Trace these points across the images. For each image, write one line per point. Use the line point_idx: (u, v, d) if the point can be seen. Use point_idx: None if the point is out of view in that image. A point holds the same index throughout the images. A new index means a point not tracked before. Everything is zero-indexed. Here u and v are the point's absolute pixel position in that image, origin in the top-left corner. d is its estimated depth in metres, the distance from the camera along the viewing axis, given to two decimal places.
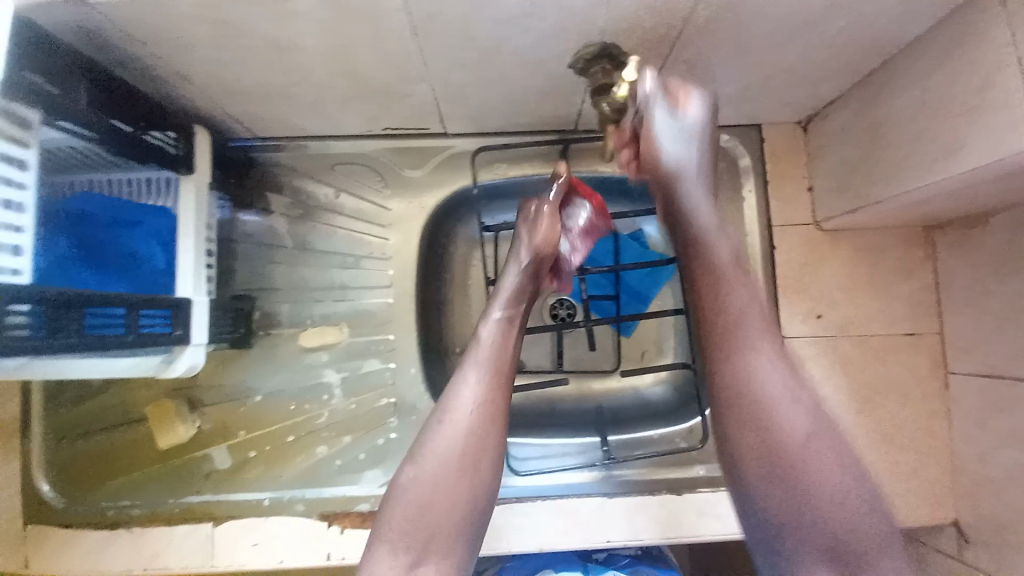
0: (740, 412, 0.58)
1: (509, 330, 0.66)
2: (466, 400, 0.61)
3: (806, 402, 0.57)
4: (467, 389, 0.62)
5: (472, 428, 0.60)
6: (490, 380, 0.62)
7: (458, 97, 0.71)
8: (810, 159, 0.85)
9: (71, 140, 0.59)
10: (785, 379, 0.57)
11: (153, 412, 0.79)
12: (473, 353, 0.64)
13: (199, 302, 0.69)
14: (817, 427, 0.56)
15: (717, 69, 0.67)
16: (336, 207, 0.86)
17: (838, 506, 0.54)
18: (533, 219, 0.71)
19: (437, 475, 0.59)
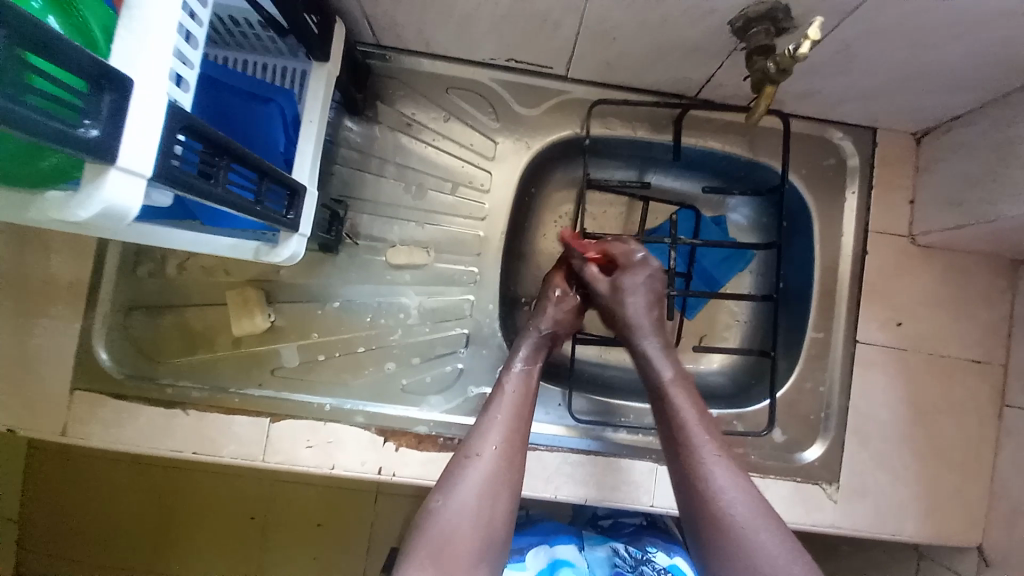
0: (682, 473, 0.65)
1: (530, 380, 0.73)
2: (492, 439, 0.66)
3: (745, 479, 0.63)
4: (490, 429, 0.67)
5: (495, 466, 0.65)
6: (514, 423, 0.68)
7: (601, 39, 0.71)
8: (917, 171, 0.85)
9: (244, 11, 0.65)
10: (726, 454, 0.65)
11: (234, 298, 0.78)
12: (499, 397, 0.70)
13: (311, 193, 0.68)
14: (761, 501, 0.62)
15: (868, 57, 0.66)
16: (441, 131, 0.85)
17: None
18: (542, 305, 0.79)
19: (460, 508, 0.61)
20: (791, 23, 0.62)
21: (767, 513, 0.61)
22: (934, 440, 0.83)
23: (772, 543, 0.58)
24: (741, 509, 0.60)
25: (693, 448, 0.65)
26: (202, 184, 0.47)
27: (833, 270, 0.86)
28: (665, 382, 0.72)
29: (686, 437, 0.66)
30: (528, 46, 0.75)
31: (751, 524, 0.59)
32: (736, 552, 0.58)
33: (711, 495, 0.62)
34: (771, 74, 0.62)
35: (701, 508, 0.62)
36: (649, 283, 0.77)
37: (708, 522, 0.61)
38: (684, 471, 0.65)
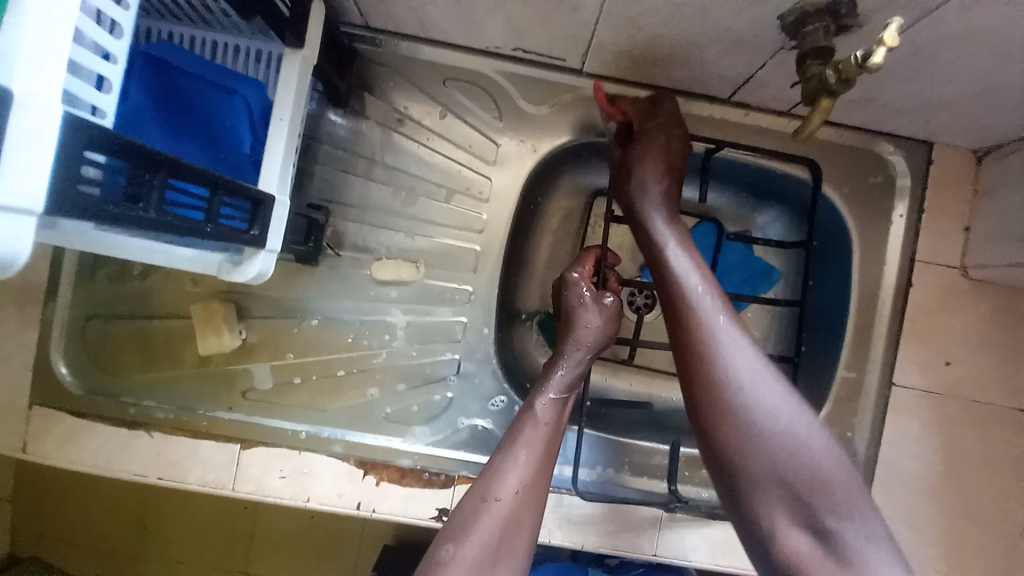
0: (681, 338, 0.61)
1: (557, 418, 0.64)
2: (512, 482, 0.58)
3: (749, 342, 0.59)
4: (514, 468, 0.59)
5: (517, 515, 0.57)
6: (539, 466, 0.60)
7: (628, 26, 0.60)
8: (976, 194, 0.75)
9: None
10: (729, 321, 0.60)
11: (199, 314, 0.70)
12: (529, 430, 0.62)
13: (281, 204, 0.59)
14: (763, 366, 0.58)
15: (944, 63, 0.55)
16: (436, 128, 0.75)
17: (823, 476, 0.52)
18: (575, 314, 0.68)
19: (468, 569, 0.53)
20: (854, 21, 0.51)
21: (776, 378, 0.57)
22: (969, 495, 0.75)
23: (782, 406, 0.55)
24: (743, 367, 0.57)
25: (695, 314, 0.60)
26: (122, 210, 0.38)
27: (872, 302, 0.77)
28: (664, 246, 0.66)
29: (686, 301, 0.61)
30: (540, 33, 0.64)
31: (749, 385, 0.56)
32: (740, 411, 0.56)
33: (712, 357, 0.58)
34: (829, 84, 0.51)
35: (701, 373, 0.58)
36: (661, 160, 0.68)
37: (710, 386, 0.57)
38: (684, 337, 0.60)
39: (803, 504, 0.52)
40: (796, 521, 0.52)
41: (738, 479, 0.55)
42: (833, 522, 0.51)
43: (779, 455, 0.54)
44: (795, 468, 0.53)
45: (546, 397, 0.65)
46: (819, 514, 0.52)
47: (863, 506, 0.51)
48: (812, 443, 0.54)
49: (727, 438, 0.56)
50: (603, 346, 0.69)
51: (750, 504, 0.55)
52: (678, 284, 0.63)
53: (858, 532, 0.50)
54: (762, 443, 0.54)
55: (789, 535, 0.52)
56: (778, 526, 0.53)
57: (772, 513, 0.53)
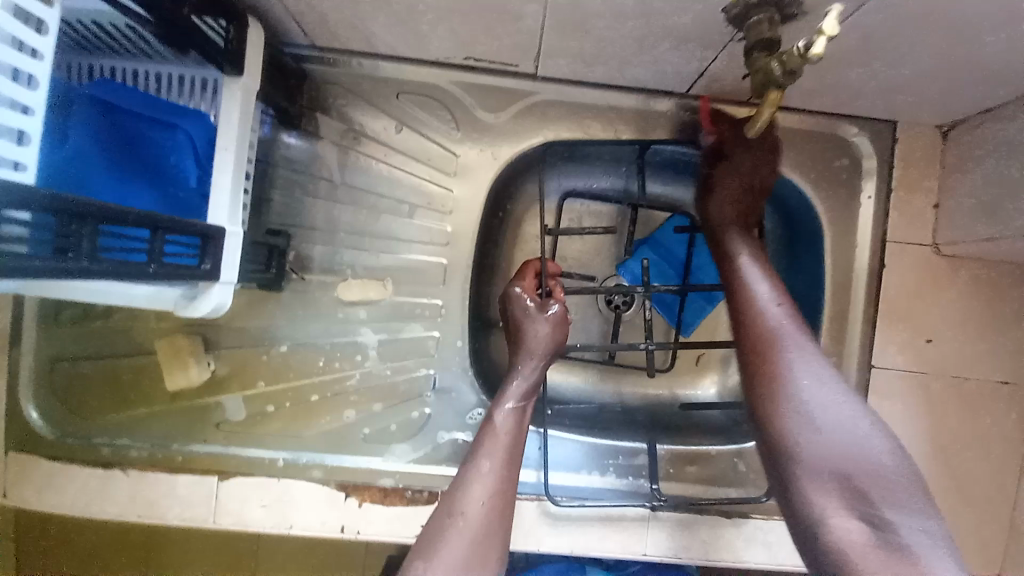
0: (755, 363, 0.61)
1: (515, 425, 0.65)
2: (478, 493, 0.59)
3: (822, 361, 0.59)
4: (480, 477, 0.60)
5: (485, 526, 0.58)
6: (502, 476, 0.61)
7: (578, 29, 0.58)
8: (944, 171, 0.73)
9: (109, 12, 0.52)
10: (808, 343, 0.60)
11: (164, 349, 0.70)
12: (489, 442, 0.63)
13: (233, 234, 0.58)
14: (836, 384, 0.57)
15: (897, 45, 0.54)
16: (394, 143, 0.73)
17: (883, 474, 0.52)
18: (523, 321, 0.70)
19: None
20: (798, 9, 0.50)
21: (840, 384, 0.58)
22: (955, 472, 0.75)
23: (848, 409, 0.56)
24: (815, 381, 0.57)
25: (765, 321, 0.62)
26: (56, 267, 0.39)
27: (846, 286, 0.76)
28: (740, 269, 0.67)
29: (754, 311, 0.63)
30: (487, 41, 0.63)
31: (827, 401, 0.56)
32: (801, 409, 0.56)
33: (792, 372, 0.59)
34: (774, 77, 0.49)
35: (766, 372, 0.60)
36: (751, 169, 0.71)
37: (774, 386, 0.59)
38: (761, 355, 0.61)
39: (862, 498, 0.52)
40: (849, 513, 0.52)
41: (797, 471, 0.55)
42: (887, 515, 0.50)
43: (838, 447, 0.54)
44: (854, 465, 0.53)
45: (505, 406, 0.66)
46: (874, 506, 0.51)
47: (921, 505, 0.51)
48: (872, 445, 0.54)
49: (785, 431, 0.57)
50: (553, 353, 0.70)
51: (801, 490, 0.55)
52: (753, 304, 0.64)
53: (911, 524, 0.50)
54: (820, 440, 0.55)
55: (840, 524, 0.52)
56: (828, 513, 0.53)
57: (824, 501, 0.53)
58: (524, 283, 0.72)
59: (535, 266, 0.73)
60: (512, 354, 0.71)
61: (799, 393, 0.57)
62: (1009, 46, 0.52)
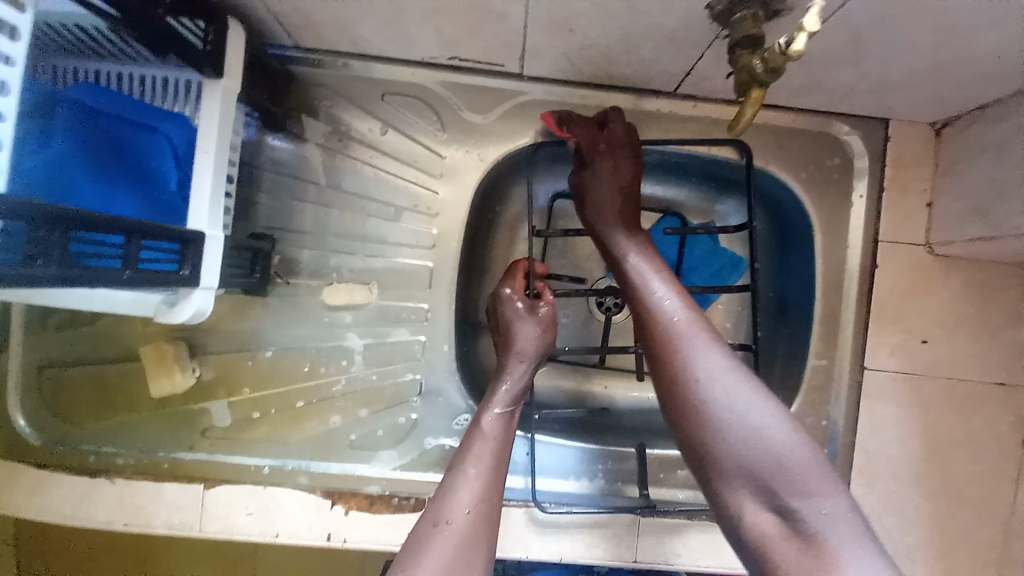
0: (655, 360, 0.59)
1: (502, 429, 0.64)
2: (466, 499, 0.57)
3: (720, 348, 0.57)
4: (467, 482, 0.58)
5: (473, 533, 0.55)
6: (491, 480, 0.59)
7: (561, 29, 0.57)
8: (938, 169, 0.72)
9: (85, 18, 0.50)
10: (701, 331, 0.58)
11: (149, 355, 0.69)
12: (478, 445, 0.62)
13: (214, 239, 0.58)
14: (730, 368, 0.55)
15: (885, 42, 0.53)
16: (380, 146, 0.73)
17: (787, 462, 0.50)
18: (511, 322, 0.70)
19: None
20: (784, 5, 0.48)
21: (737, 366, 0.55)
22: (952, 474, 0.74)
23: (742, 393, 0.53)
24: (709, 368, 0.55)
25: (658, 313, 0.60)
26: (25, 271, 0.39)
27: (838, 287, 0.75)
28: (637, 264, 0.65)
29: (650, 305, 0.61)
30: (471, 42, 0.62)
31: (719, 388, 0.54)
32: (699, 402, 0.54)
33: (684, 364, 0.56)
34: (757, 74, 0.48)
35: (665, 368, 0.57)
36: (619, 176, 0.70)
37: (673, 382, 0.56)
38: (658, 348, 0.59)
39: (770, 491, 0.49)
40: (766, 509, 0.50)
41: (710, 471, 0.53)
42: (798, 505, 0.48)
43: (741, 438, 0.51)
44: (756, 456, 0.50)
45: (491, 410, 0.65)
46: (782, 497, 0.49)
47: (824, 488, 0.48)
48: (770, 429, 0.51)
49: (689, 429, 0.54)
50: (541, 356, 0.70)
51: (717, 491, 0.52)
52: (649, 298, 0.62)
53: (822, 511, 0.47)
54: (719, 433, 0.52)
55: (760, 522, 0.49)
56: (748, 512, 0.50)
57: (740, 501, 0.51)
58: (511, 284, 0.71)
59: (523, 266, 0.72)
60: (500, 356, 0.70)
61: (695, 386, 0.55)
62: (1001, 42, 0.51)
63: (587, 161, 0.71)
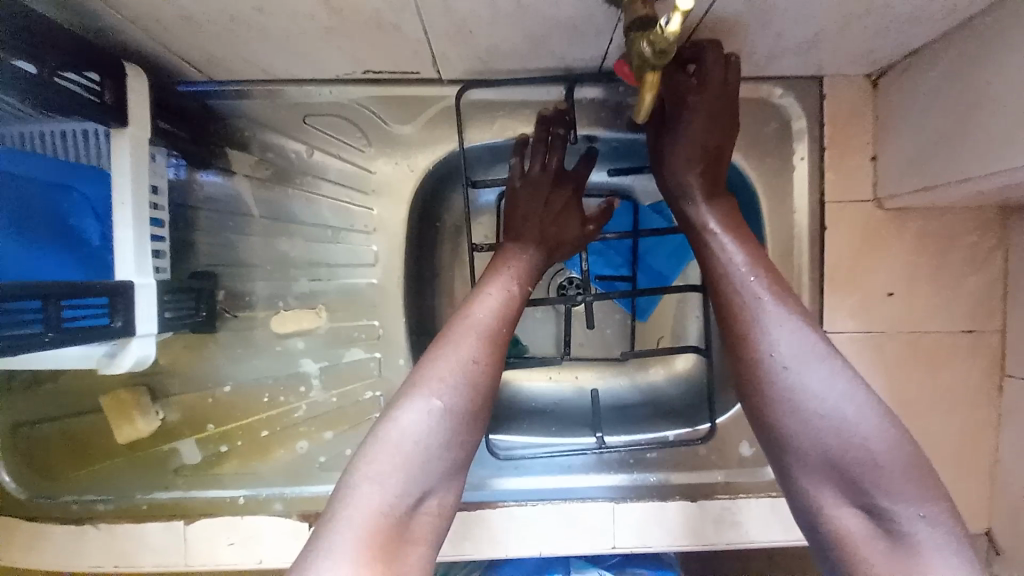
0: (734, 343, 0.59)
1: (440, 428, 0.52)
2: (420, 426, 0.51)
3: (804, 330, 0.57)
4: (430, 399, 0.52)
5: (434, 466, 0.51)
6: (461, 404, 0.53)
7: (460, 35, 0.56)
8: (878, 121, 0.70)
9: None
10: (784, 316, 0.58)
11: (109, 405, 0.71)
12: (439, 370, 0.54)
13: (145, 286, 0.59)
14: (821, 357, 0.55)
15: (791, 6, 0.51)
16: (310, 169, 0.73)
17: (884, 464, 0.51)
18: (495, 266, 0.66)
19: (368, 505, 0.47)
20: None
21: (828, 360, 0.55)
22: (926, 427, 0.73)
23: (841, 392, 0.53)
24: (792, 352, 0.56)
25: (743, 301, 0.60)
26: None
27: (788, 253, 0.74)
28: (707, 234, 0.65)
29: (733, 288, 0.61)
30: (376, 57, 0.61)
31: (807, 374, 0.55)
32: (790, 398, 0.55)
33: (765, 349, 0.57)
34: (648, 58, 0.47)
35: (748, 356, 0.58)
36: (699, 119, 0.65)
37: (760, 373, 0.57)
38: (734, 328, 0.59)
39: (856, 486, 0.52)
40: (847, 502, 0.52)
41: (790, 460, 0.55)
42: (886, 504, 0.50)
43: (833, 436, 0.52)
44: (847, 453, 0.52)
45: (427, 398, 0.52)
46: (871, 496, 0.51)
47: (919, 491, 0.50)
48: (875, 431, 0.52)
49: (774, 421, 0.55)
50: (494, 342, 0.57)
51: (798, 481, 0.54)
52: (724, 274, 0.62)
53: (912, 513, 0.49)
54: (810, 423, 0.53)
55: (841, 513, 0.52)
56: (827, 503, 0.53)
57: (821, 490, 0.53)
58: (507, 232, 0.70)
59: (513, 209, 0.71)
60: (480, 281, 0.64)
61: (788, 382, 0.55)
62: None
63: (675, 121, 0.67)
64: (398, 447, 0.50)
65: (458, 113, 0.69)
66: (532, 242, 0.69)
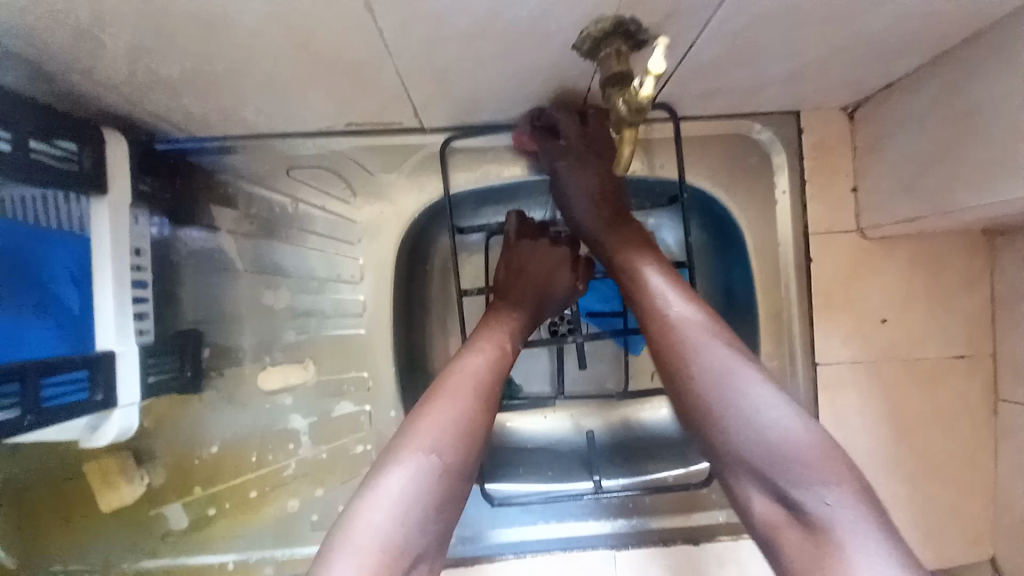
0: (652, 345, 0.59)
1: (435, 484, 0.51)
2: (402, 474, 0.50)
3: (713, 325, 0.57)
4: (414, 448, 0.52)
5: (423, 511, 0.49)
6: (449, 447, 0.53)
7: (442, 89, 0.56)
8: (857, 152, 0.71)
9: None
10: (693, 312, 0.58)
11: (93, 472, 0.69)
12: (422, 413, 0.54)
13: (126, 353, 0.59)
14: (731, 349, 0.55)
15: (764, 49, 0.52)
16: (295, 221, 0.73)
17: (792, 449, 0.49)
18: (487, 319, 0.65)
19: (359, 554, 0.46)
20: (647, 37, 0.47)
21: (736, 350, 0.55)
22: (924, 454, 0.72)
23: (743, 376, 0.53)
24: (699, 343, 0.55)
25: (652, 300, 0.60)
26: None
27: (776, 284, 0.74)
28: (624, 244, 0.66)
29: (647, 289, 0.61)
30: (358, 110, 0.61)
31: (713, 363, 0.54)
32: (700, 393, 0.54)
33: (675, 345, 0.57)
34: (625, 116, 0.48)
35: (663, 358, 0.58)
36: (605, 160, 0.67)
37: (676, 377, 0.56)
38: (650, 329, 0.60)
39: (771, 479, 0.49)
40: (769, 496, 0.50)
41: (718, 461, 0.54)
42: (797, 492, 0.48)
43: (750, 430, 0.51)
44: (763, 447, 0.50)
45: (422, 451, 0.51)
46: (785, 486, 0.49)
47: (826, 471, 0.48)
48: (784, 418, 0.50)
49: (696, 422, 0.55)
50: (489, 397, 0.57)
51: (730, 481, 0.53)
52: (640, 275, 0.62)
53: (825, 500, 0.46)
54: (722, 417, 0.52)
55: (766, 509, 0.50)
56: (756, 501, 0.51)
57: (747, 489, 0.51)
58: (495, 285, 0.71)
59: (501, 263, 0.71)
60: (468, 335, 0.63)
61: (700, 380, 0.54)
62: (878, 31, 0.49)
63: (569, 159, 0.67)
64: (384, 491, 0.49)
65: (444, 161, 0.69)
66: (519, 294, 0.69)
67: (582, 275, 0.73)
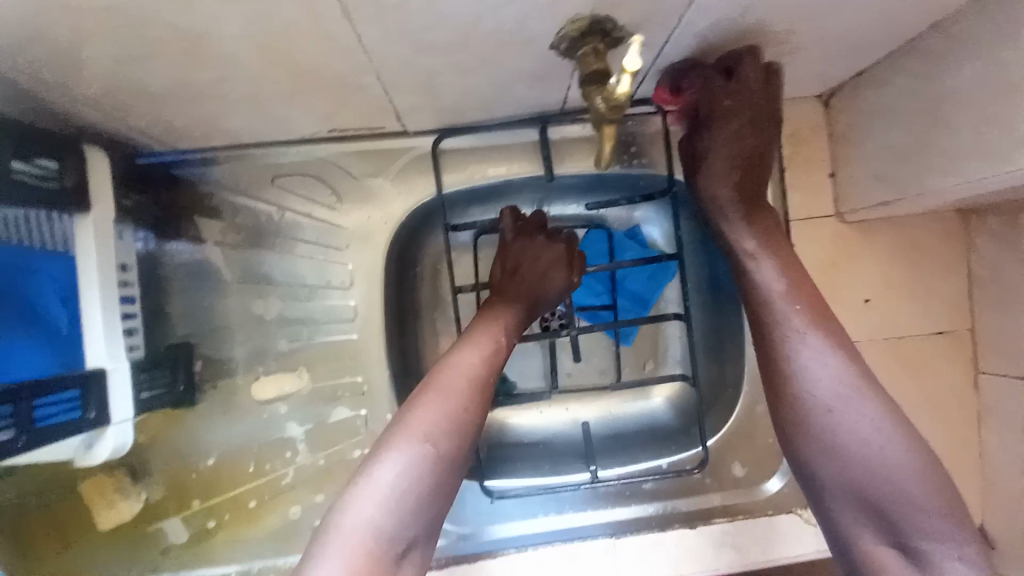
0: (772, 375, 0.60)
1: (427, 473, 0.52)
2: (398, 463, 0.51)
3: (853, 366, 0.57)
4: (410, 438, 0.53)
5: (417, 501, 0.51)
6: (445, 440, 0.53)
7: (424, 92, 0.57)
8: (833, 139, 0.73)
9: None
10: (828, 352, 0.58)
11: (89, 492, 0.69)
12: (420, 404, 0.55)
13: (118, 368, 0.58)
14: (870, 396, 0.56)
15: (739, 42, 0.53)
16: (282, 230, 0.73)
17: (919, 503, 0.52)
18: (483, 311, 0.67)
19: (353, 537, 0.48)
20: (625, 33, 0.47)
21: (873, 399, 0.56)
22: None
23: (876, 427, 0.54)
24: (830, 386, 0.56)
25: (782, 333, 0.60)
26: None
27: None
28: (750, 256, 0.64)
29: (774, 320, 0.61)
30: (340, 117, 0.61)
31: (844, 409, 0.55)
32: (827, 434, 0.56)
33: (803, 382, 0.57)
34: (603, 113, 0.49)
35: (789, 392, 0.58)
36: (740, 131, 0.63)
37: (798, 413, 0.58)
38: (776, 364, 0.60)
39: (892, 525, 0.53)
40: (882, 539, 0.54)
41: (826, 496, 0.56)
42: (918, 542, 0.52)
43: (876, 479, 0.54)
44: (888, 496, 0.53)
45: (416, 442, 0.53)
46: (907, 535, 0.52)
47: (949, 527, 0.52)
48: (914, 473, 0.53)
49: (816, 458, 0.57)
50: (482, 389, 0.58)
51: (837, 515, 0.56)
52: (766, 303, 0.62)
53: (943, 553, 0.51)
54: (847, 460, 0.55)
55: (875, 548, 0.54)
56: (864, 539, 0.54)
57: (859, 527, 0.55)
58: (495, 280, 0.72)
59: (501, 258, 0.73)
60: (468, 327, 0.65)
61: (829, 423, 0.56)
62: (851, 21, 0.50)
63: (707, 121, 0.64)
64: (379, 480, 0.50)
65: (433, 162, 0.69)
66: (514, 288, 0.69)
67: (576, 269, 0.73)
